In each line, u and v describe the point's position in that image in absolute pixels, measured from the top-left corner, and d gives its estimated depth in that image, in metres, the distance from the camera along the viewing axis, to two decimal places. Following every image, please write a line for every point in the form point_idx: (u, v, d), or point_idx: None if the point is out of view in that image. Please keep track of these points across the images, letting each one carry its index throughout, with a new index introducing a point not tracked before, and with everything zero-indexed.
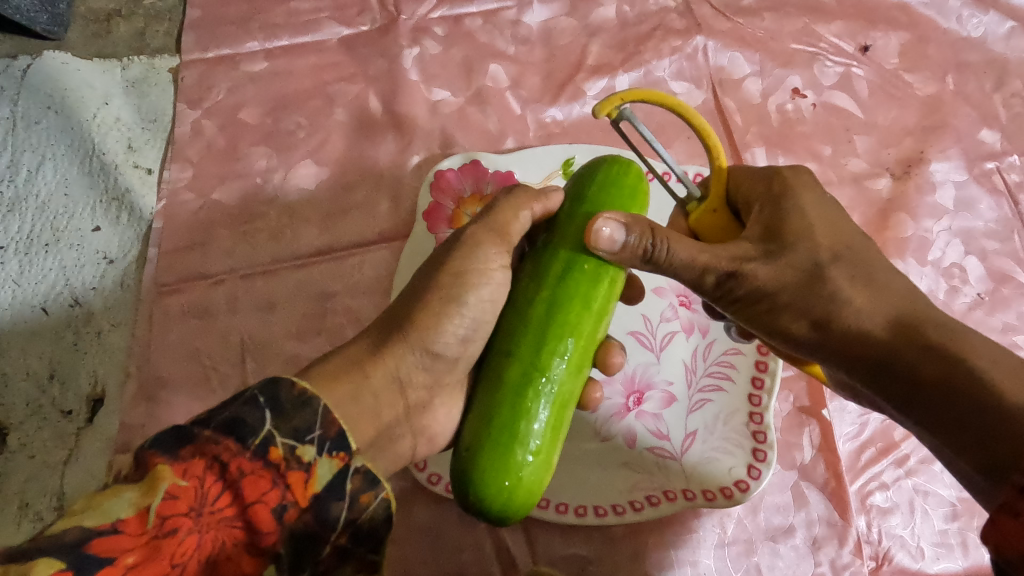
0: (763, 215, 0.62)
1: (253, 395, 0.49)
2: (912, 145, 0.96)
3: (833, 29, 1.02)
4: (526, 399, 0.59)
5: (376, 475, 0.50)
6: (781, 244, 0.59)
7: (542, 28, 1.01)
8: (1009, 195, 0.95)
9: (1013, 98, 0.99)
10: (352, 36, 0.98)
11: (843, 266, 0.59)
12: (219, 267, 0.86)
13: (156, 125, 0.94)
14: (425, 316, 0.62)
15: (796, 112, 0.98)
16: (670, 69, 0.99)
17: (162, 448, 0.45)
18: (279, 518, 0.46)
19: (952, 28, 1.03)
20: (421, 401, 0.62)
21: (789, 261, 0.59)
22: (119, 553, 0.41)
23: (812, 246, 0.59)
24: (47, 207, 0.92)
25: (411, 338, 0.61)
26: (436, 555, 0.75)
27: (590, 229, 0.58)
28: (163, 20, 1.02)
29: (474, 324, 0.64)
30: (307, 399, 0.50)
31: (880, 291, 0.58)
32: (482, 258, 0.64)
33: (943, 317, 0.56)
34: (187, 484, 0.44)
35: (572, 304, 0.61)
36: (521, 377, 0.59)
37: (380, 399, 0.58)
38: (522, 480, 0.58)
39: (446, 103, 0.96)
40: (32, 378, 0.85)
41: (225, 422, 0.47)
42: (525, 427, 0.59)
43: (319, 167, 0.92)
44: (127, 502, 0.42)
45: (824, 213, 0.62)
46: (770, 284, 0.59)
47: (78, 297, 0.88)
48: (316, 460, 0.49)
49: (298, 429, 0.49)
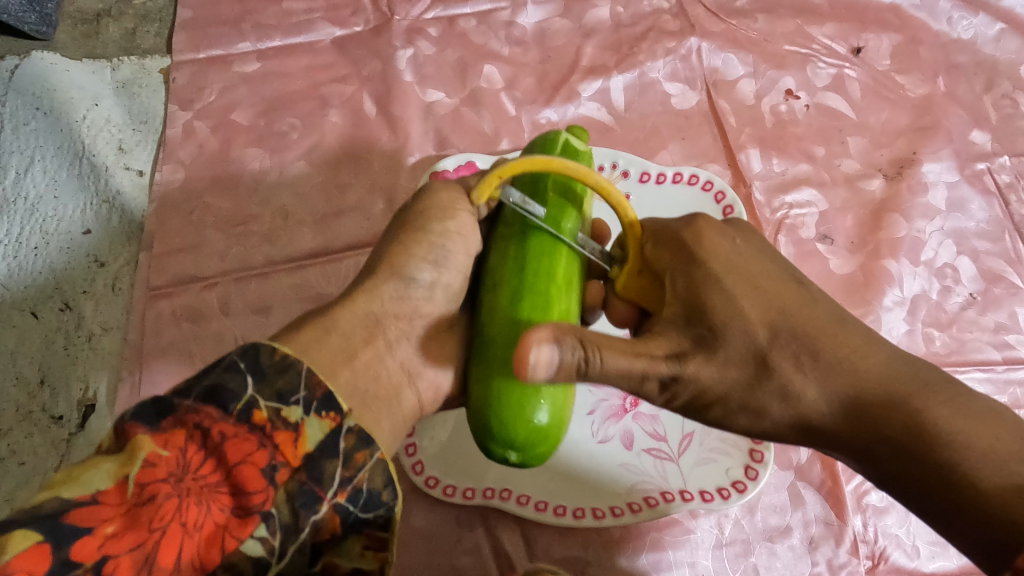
0: (678, 287, 0.58)
1: (232, 360, 0.47)
2: (904, 146, 0.97)
3: (825, 30, 1.03)
4: (523, 313, 0.60)
5: (368, 434, 0.49)
6: (712, 331, 0.55)
7: (537, 29, 1.01)
8: (1000, 196, 0.95)
9: (1003, 99, 1.00)
10: (345, 37, 0.98)
11: (786, 347, 0.54)
12: (213, 270, 0.85)
13: (147, 127, 0.93)
14: (395, 245, 0.62)
15: (790, 113, 0.98)
16: (664, 70, 0.99)
17: (143, 420, 0.44)
18: (270, 479, 0.45)
19: (943, 30, 1.04)
20: (402, 335, 0.60)
21: (725, 353, 0.55)
22: (97, 523, 0.40)
23: (745, 326, 0.55)
24: (36, 210, 0.91)
25: (382, 268, 0.61)
26: (433, 559, 0.75)
27: (517, 356, 0.45)
28: (154, 20, 1.01)
29: (444, 252, 0.63)
30: (289, 362, 0.48)
31: (828, 369, 0.53)
32: (445, 198, 0.64)
33: (899, 376, 0.53)
34: (167, 453, 0.43)
35: (542, 226, 0.64)
36: (512, 296, 0.61)
37: (353, 337, 0.56)
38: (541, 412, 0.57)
39: (441, 104, 0.96)
40: (22, 384, 0.83)
41: (205, 390, 0.46)
42: None
43: (313, 169, 0.91)
44: (105, 473, 0.41)
45: (748, 277, 0.57)
46: (715, 384, 0.55)
47: (69, 301, 0.87)
48: (304, 420, 0.47)
49: (282, 392, 0.47)
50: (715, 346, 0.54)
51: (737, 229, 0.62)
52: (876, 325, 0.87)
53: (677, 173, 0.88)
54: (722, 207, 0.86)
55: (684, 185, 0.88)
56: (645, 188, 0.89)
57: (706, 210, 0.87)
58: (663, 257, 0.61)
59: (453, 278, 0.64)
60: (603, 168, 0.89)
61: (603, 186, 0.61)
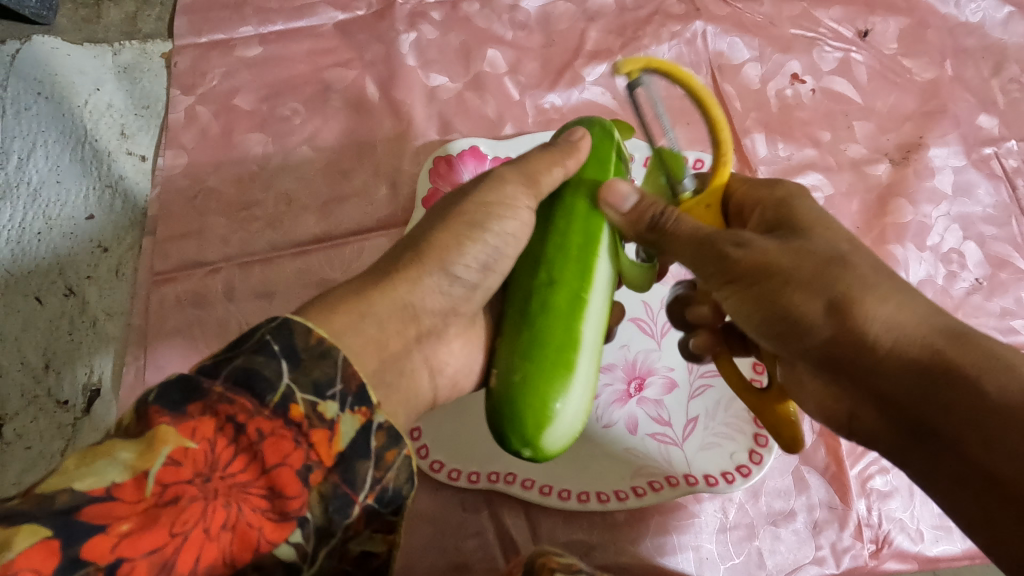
0: (768, 215, 0.60)
1: (267, 346, 0.46)
2: (911, 130, 0.96)
3: (832, 14, 1.02)
4: (577, 320, 0.58)
5: (397, 432, 0.49)
6: (790, 232, 0.57)
7: (541, 13, 1.00)
8: (1007, 180, 0.95)
9: (1010, 84, 0.99)
10: (348, 21, 0.97)
11: (867, 267, 0.53)
12: (216, 255, 0.85)
13: (149, 112, 0.92)
14: (444, 234, 0.60)
15: (795, 98, 0.97)
16: (669, 54, 0.99)
17: (169, 405, 0.43)
18: (305, 481, 0.44)
19: (950, 13, 1.03)
20: (433, 330, 0.60)
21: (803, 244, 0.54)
22: (112, 520, 0.39)
23: (828, 238, 0.55)
24: (39, 196, 0.90)
25: (428, 257, 0.59)
26: (439, 542, 0.75)
27: (609, 183, 0.62)
28: (155, 4, 1.00)
29: (494, 252, 0.61)
30: (325, 351, 0.47)
31: (903, 289, 0.52)
32: (509, 193, 0.61)
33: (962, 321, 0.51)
34: (196, 448, 0.42)
35: (603, 241, 0.62)
36: (569, 303, 0.58)
37: (388, 327, 0.54)
38: (565, 418, 0.57)
39: (444, 88, 0.95)
40: (26, 368, 0.83)
41: (238, 377, 0.44)
42: (580, 351, 0.58)
43: (316, 153, 0.91)
44: (123, 465, 0.40)
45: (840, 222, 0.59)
46: (785, 260, 0.53)
47: (73, 287, 0.87)
48: (338, 418, 0.46)
49: (318, 383, 0.46)
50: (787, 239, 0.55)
51: None
52: None
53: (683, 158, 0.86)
54: None
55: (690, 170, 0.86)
56: None
57: None
58: (760, 221, 0.61)
59: (493, 277, 0.63)
60: None
61: (702, 94, 0.61)
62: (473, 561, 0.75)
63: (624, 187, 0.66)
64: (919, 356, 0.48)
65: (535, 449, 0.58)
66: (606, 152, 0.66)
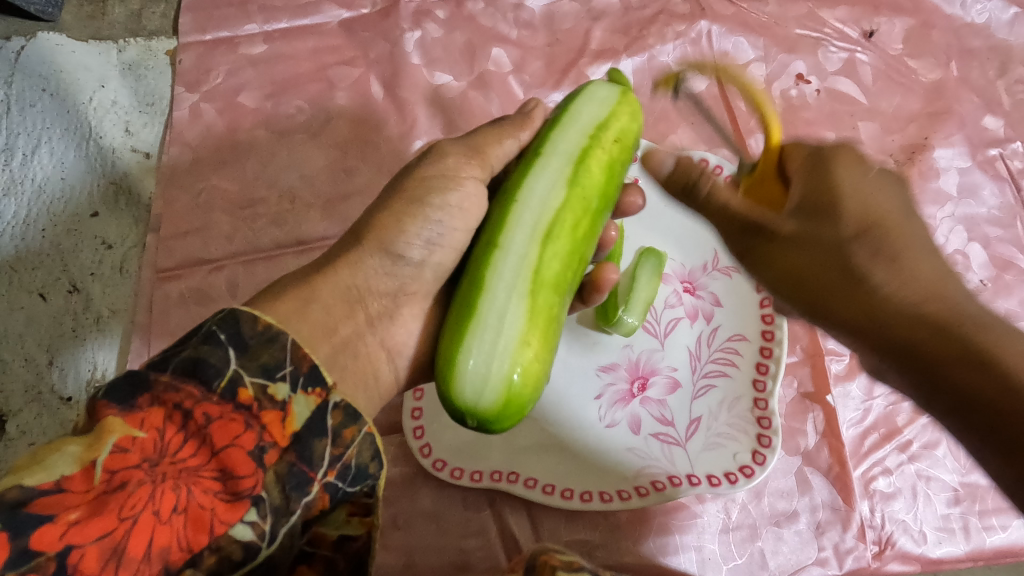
0: (801, 189, 0.52)
1: (212, 333, 0.46)
2: (916, 131, 0.96)
3: (837, 14, 1.02)
4: (484, 270, 0.51)
5: (355, 409, 0.48)
6: (815, 206, 0.50)
7: (545, 12, 1.00)
8: (1012, 182, 0.95)
9: (1016, 85, 0.99)
10: (352, 19, 0.97)
11: (888, 247, 0.49)
12: (220, 253, 0.85)
13: (154, 109, 0.93)
14: (387, 214, 0.59)
15: (800, 98, 0.97)
16: (674, 54, 0.98)
17: (116, 398, 0.42)
18: (258, 462, 0.44)
19: (956, 14, 1.02)
20: (383, 313, 0.58)
21: (821, 231, 0.50)
22: (61, 510, 0.39)
23: (849, 216, 0.49)
24: (43, 192, 0.90)
25: (370, 239, 0.58)
26: (440, 540, 0.75)
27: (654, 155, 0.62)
28: (159, 2, 1.00)
29: (439, 226, 0.59)
30: (273, 335, 0.47)
31: (910, 269, 0.48)
32: (451, 165, 0.61)
33: (961, 295, 0.49)
34: (143, 436, 0.42)
35: (529, 182, 0.54)
36: (478, 258, 0.52)
37: (333, 312, 0.54)
38: (475, 369, 0.47)
39: (448, 87, 0.95)
40: (30, 364, 0.83)
41: (185, 366, 0.44)
42: (488, 298, 0.49)
43: (320, 151, 0.91)
44: (71, 457, 0.41)
45: (879, 184, 0.51)
46: (800, 250, 0.51)
47: (77, 283, 0.87)
48: (291, 398, 0.46)
49: (267, 367, 0.46)
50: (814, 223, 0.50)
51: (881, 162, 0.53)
52: None
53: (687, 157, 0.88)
54: None
55: None
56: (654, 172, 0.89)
57: None
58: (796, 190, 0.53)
59: (444, 255, 0.60)
60: None
61: None
62: (474, 559, 0.75)
63: (592, 122, 0.57)
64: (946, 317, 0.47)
65: (473, 415, 0.48)
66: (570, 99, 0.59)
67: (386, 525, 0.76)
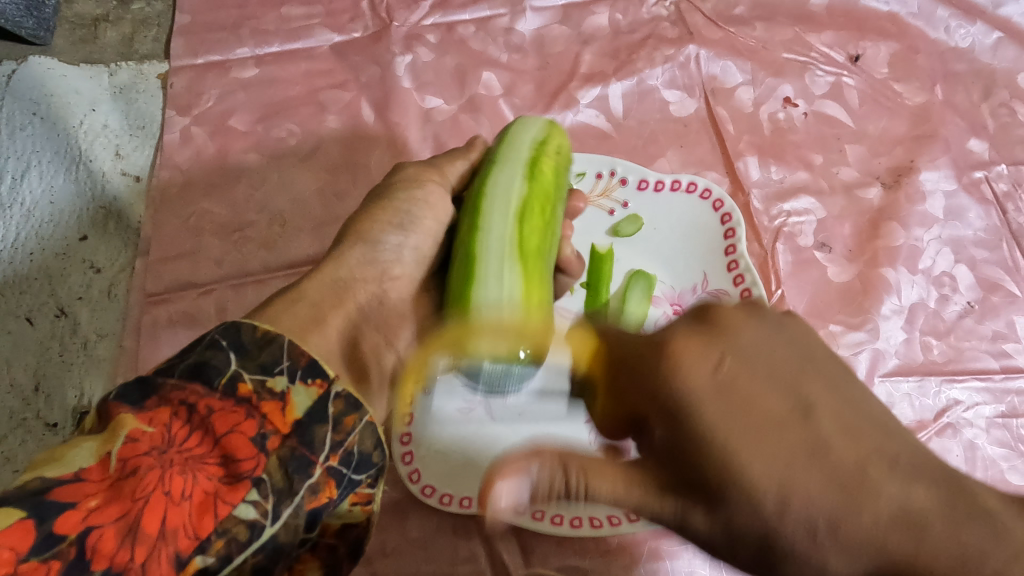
0: (656, 431, 0.43)
1: (214, 339, 0.48)
2: (902, 154, 0.97)
3: (823, 38, 1.03)
4: (479, 242, 0.62)
5: (358, 399, 0.50)
6: (705, 490, 0.41)
7: (535, 36, 1.01)
8: (997, 204, 0.96)
9: (1000, 108, 1.01)
10: (344, 43, 0.98)
11: (803, 512, 0.39)
12: (210, 276, 0.85)
13: (145, 132, 0.93)
14: (362, 215, 0.67)
15: (788, 121, 0.98)
16: (663, 77, 1.00)
17: (125, 399, 0.44)
18: (261, 446, 0.45)
19: (939, 38, 1.04)
20: (374, 298, 0.63)
21: (721, 521, 0.41)
22: (80, 498, 0.39)
23: (746, 492, 0.40)
24: (33, 216, 0.90)
25: (349, 236, 0.65)
26: (429, 567, 0.74)
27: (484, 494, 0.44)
28: (152, 25, 1.01)
29: (409, 217, 0.67)
30: (270, 338, 0.49)
31: (872, 534, 0.37)
32: (412, 173, 0.70)
33: (948, 528, 0.37)
34: (152, 429, 0.43)
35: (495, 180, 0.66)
36: (471, 236, 0.63)
37: (321, 304, 0.57)
38: (489, 328, 0.60)
39: (439, 110, 0.95)
40: (16, 390, 0.83)
41: (189, 368, 0.46)
42: (486, 261, 0.61)
43: (310, 174, 0.91)
44: (89, 451, 0.42)
45: (757, 390, 0.41)
46: (716, 550, 0.42)
47: (65, 307, 0.86)
48: (290, 389, 0.48)
49: (265, 364, 0.48)
50: (693, 513, 0.42)
51: (726, 323, 0.45)
52: (873, 334, 0.87)
53: (676, 180, 0.89)
54: (720, 214, 0.86)
55: (683, 192, 0.88)
56: (643, 195, 0.89)
57: (706, 218, 0.86)
58: (651, 431, 0.43)
59: (421, 241, 0.68)
60: (601, 176, 0.90)
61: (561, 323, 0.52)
62: None
63: (537, 136, 0.70)
64: (937, 570, 0.36)
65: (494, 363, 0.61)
66: (510, 125, 0.72)
67: (374, 552, 0.75)
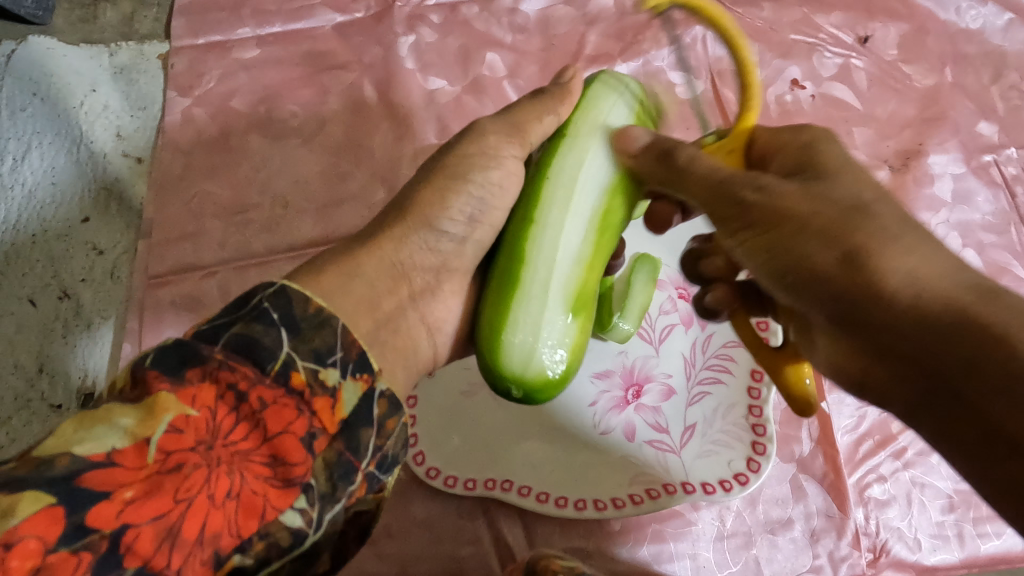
0: (789, 162, 0.54)
1: (264, 313, 0.45)
2: (910, 137, 0.96)
3: (832, 19, 1.01)
4: (530, 250, 0.54)
5: (397, 400, 0.49)
6: (816, 173, 0.51)
7: (540, 16, 0.99)
8: (1006, 188, 0.95)
9: (1010, 91, 0.99)
10: (346, 23, 0.96)
11: (888, 219, 0.46)
12: (212, 259, 0.84)
13: (146, 114, 0.92)
14: (428, 192, 0.59)
15: (795, 103, 0.97)
16: (669, 59, 0.98)
17: (167, 370, 0.41)
18: (310, 448, 0.43)
19: (950, 19, 1.02)
20: (427, 287, 0.58)
21: (822, 192, 0.49)
22: (115, 488, 0.37)
23: (852, 185, 0.49)
24: (34, 197, 0.89)
25: (410, 215, 0.58)
26: (434, 548, 0.75)
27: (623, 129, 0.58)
28: (151, 5, 1.00)
29: (479, 203, 0.59)
30: (324, 319, 0.47)
31: (924, 244, 0.45)
32: (492, 143, 0.60)
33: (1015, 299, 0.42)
34: (196, 416, 0.40)
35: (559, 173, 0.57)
36: (522, 240, 0.55)
37: (377, 286, 0.53)
38: (521, 343, 0.52)
39: (442, 92, 0.94)
40: (20, 371, 0.83)
41: (238, 345, 0.43)
42: (534, 276, 0.53)
43: (313, 156, 0.91)
44: (122, 432, 0.39)
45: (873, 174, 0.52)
46: (801, 205, 0.48)
47: (67, 289, 0.86)
48: (341, 384, 0.45)
49: (319, 351, 0.45)
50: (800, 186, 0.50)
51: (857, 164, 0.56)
52: None
53: None
54: None
55: None
56: None
57: None
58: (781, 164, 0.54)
59: (484, 233, 0.60)
60: None
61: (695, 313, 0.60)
62: (470, 567, 0.74)
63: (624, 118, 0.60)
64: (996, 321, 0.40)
65: (520, 386, 0.52)
66: (596, 90, 0.61)
67: (380, 533, 0.75)
